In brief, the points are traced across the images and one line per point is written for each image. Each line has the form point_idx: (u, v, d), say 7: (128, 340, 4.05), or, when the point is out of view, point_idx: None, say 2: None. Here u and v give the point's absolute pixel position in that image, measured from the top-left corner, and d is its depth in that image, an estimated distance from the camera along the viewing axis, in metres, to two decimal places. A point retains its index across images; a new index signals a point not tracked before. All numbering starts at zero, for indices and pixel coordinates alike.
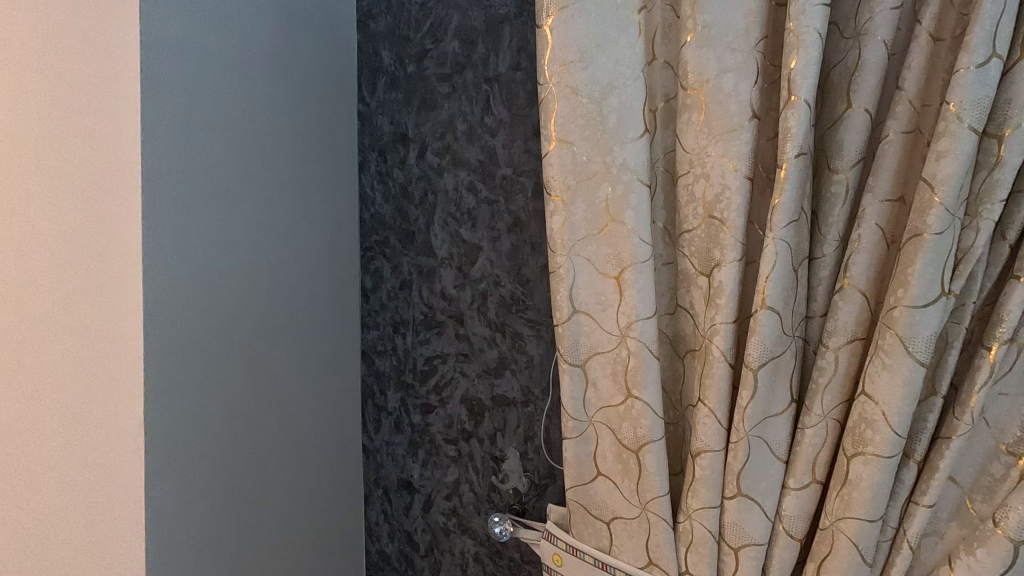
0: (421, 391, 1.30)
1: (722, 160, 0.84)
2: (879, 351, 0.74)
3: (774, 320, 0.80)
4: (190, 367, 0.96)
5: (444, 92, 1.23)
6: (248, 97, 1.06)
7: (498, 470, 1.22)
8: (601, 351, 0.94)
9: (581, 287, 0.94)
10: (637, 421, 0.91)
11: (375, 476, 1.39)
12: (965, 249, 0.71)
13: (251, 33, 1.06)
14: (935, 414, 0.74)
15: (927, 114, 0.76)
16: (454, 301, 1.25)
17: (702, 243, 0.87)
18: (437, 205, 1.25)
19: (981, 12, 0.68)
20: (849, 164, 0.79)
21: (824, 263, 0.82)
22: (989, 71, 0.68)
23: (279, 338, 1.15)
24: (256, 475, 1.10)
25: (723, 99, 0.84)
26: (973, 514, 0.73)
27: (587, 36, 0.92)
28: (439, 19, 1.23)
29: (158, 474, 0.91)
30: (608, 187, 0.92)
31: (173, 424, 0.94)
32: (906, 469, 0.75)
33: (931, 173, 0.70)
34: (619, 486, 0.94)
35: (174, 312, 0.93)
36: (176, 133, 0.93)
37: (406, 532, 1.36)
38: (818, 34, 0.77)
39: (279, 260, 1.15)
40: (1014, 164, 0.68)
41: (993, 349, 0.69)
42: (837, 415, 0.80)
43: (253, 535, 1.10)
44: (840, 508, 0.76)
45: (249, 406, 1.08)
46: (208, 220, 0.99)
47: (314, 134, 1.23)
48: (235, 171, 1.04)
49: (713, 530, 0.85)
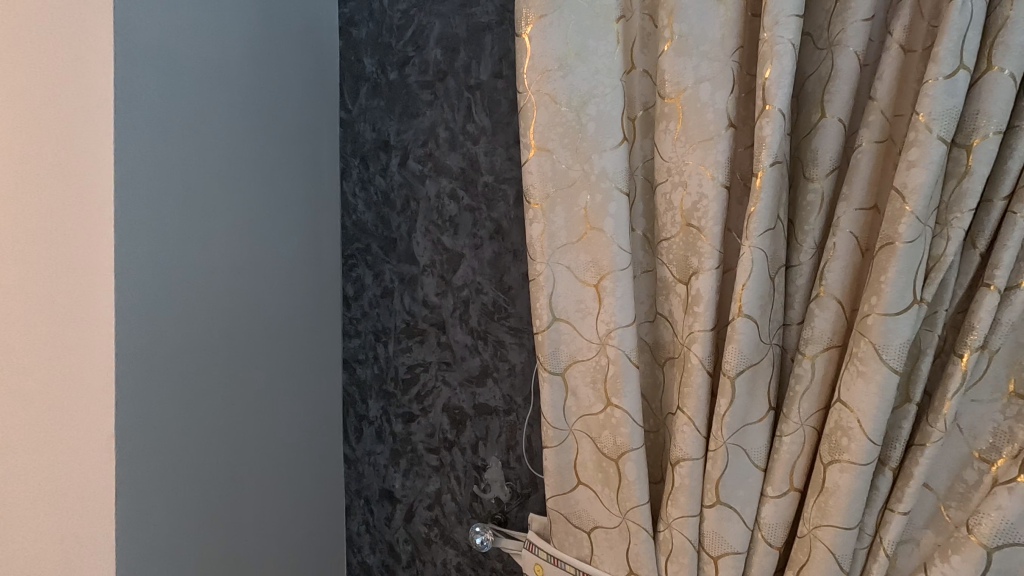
0: (403, 400, 1.29)
1: (700, 169, 0.84)
2: (854, 359, 0.74)
3: (751, 328, 0.80)
4: (164, 376, 0.94)
5: (426, 100, 1.23)
6: (227, 103, 1.05)
7: (480, 480, 1.21)
8: (581, 359, 0.94)
9: (561, 295, 0.94)
10: (617, 429, 0.90)
11: (357, 486, 1.38)
12: (936, 257, 0.72)
13: (230, 38, 1.05)
14: (909, 421, 0.74)
15: (899, 123, 0.76)
16: (436, 308, 1.24)
17: (681, 251, 0.88)
18: (419, 212, 1.25)
19: (949, 24, 0.69)
20: (823, 173, 0.80)
21: (801, 271, 0.82)
22: (956, 82, 0.69)
23: (257, 348, 1.14)
24: (234, 486, 1.08)
25: (700, 108, 0.85)
26: (949, 520, 0.73)
27: (566, 44, 0.92)
28: (421, 27, 1.23)
29: (130, 487, 0.89)
30: (587, 195, 0.92)
31: (147, 436, 0.92)
32: (882, 477, 0.76)
33: (902, 182, 0.71)
34: (599, 495, 0.93)
35: (147, 321, 0.92)
36: (152, 138, 0.92)
37: (388, 542, 1.34)
38: (792, 44, 0.78)
39: (258, 268, 1.14)
40: (983, 173, 0.69)
41: (965, 357, 0.70)
42: (814, 423, 0.80)
43: (230, 548, 1.08)
44: (817, 516, 0.76)
45: (226, 416, 1.06)
46: (184, 227, 0.98)
47: (294, 141, 1.22)
48: (213, 177, 1.03)
49: (692, 539, 0.84)
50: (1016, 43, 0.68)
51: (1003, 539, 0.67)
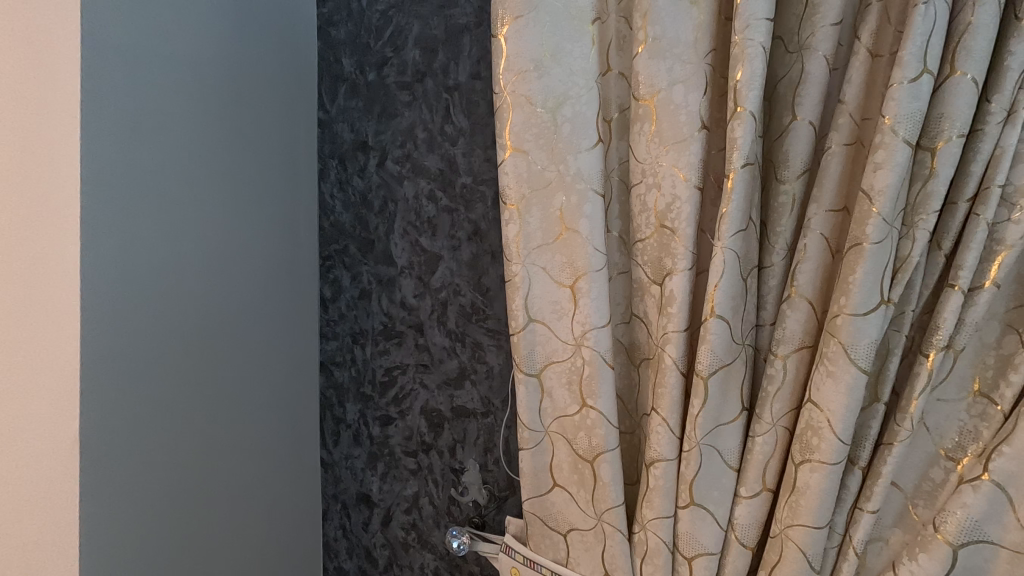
0: (381, 403, 1.28)
1: (673, 170, 0.85)
2: (824, 359, 0.75)
3: (724, 328, 0.81)
4: (132, 379, 0.92)
5: (405, 100, 1.22)
6: (200, 102, 1.04)
7: (458, 483, 1.20)
8: (556, 360, 0.93)
9: (536, 296, 0.94)
10: (592, 431, 0.90)
11: (333, 490, 1.36)
12: (903, 258, 0.73)
13: (202, 37, 1.04)
14: (878, 421, 0.75)
15: (868, 126, 0.77)
16: (414, 310, 1.23)
17: (655, 252, 0.88)
18: (397, 213, 1.24)
19: (913, 29, 0.70)
20: (794, 174, 0.81)
21: (773, 272, 0.83)
22: (920, 86, 0.70)
23: (231, 349, 1.12)
24: (204, 491, 1.06)
25: (674, 109, 0.85)
26: (916, 518, 0.74)
27: (541, 45, 0.92)
28: (400, 27, 1.23)
29: (96, 492, 0.87)
30: (562, 196, 0.92)
31: (114, 439, 0.90)
32: (851, 476, 0.76)
33: (870, 184, 0.72)
34: (575, 497, 0.93)
35: (113, 321, 0.89)
36: (120, 136, 0.90)
37: (365, 547, 1.32)
38: (762, 47, 0.78)
39: (232, 268, 1.12)
40: (946, 175, 0.70)
41: (931, 357, 0.71)
42: (785, 423, 0.80)
43: (202, 554, 1.06)
44: (788, 516, 0.77)
45: (197, 419, 1.04)
46: (150, 226, 0.95)
47: (270, 142, 1.21)
48: (185, 176, 1.01)
49: (667, 540, 0.84)
50: (977, 48, 0.69)
51: (968, 536, 0.68)
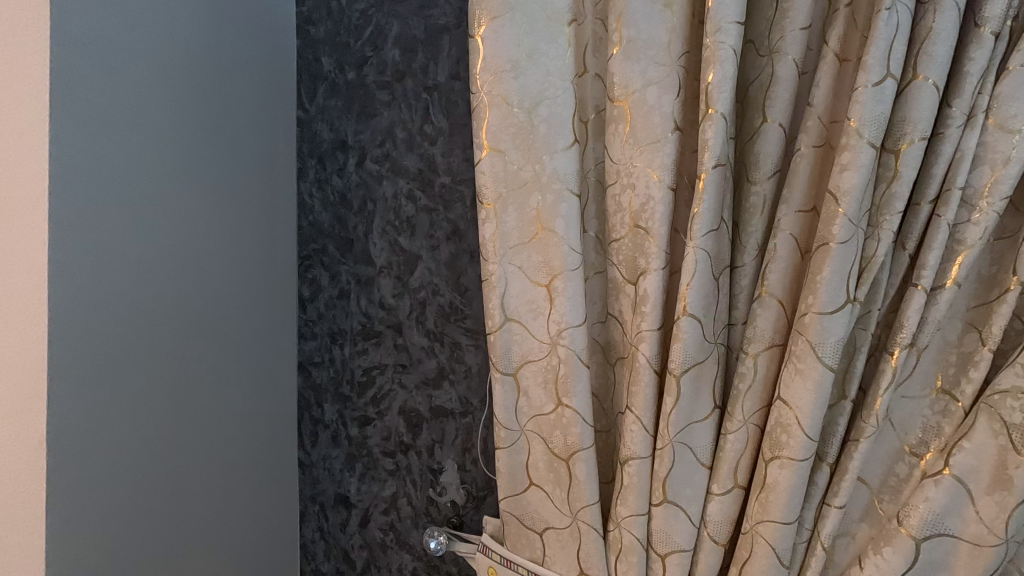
0: (360, 404, 1.27)
1: (647, 171, 0.86)
2: (793, 357, 0.76)
3: (696, 327, 0.81)
4: (102, 377, 0.91)
5: (384, 100, 1.22)
6: (175, 100, 1.03)
7: (436, 483, 1.19)
8: (532, 359, 0.94)
9: (512, 295, 0.94)
10: (567, 429, 0.91)
11: (311, 492, 1.35)
12: (868, 258, 0.74)
13: (177, 32, 1.03)
14: (845, 418, 0.76)
15: (836, 128, 0.79)
16: (393, 310, 1.23)
17: (630, 252, 0.89)
18: (376, 212, 1.24)
19: (876, 34, 0.71)
20: (765, 175, 0.82)
21: (744, 272, 0.84)
22: (884, 90, 0.72)
23: (206, 348, 1.11)
24: (177, 493, 1.05)
25: (648, 111, 0.86)
26: (882, 513, 0.75)
27: (517, 46, 0.93)
28: (380, 27, 1.22)
29: (63, 493, 0.85)
30: (538, 195, 0.92)
31: (84, 438, 0.88)
32: (820, 472, 0.77)
33: (836, 185, 0.73)
34: (551, 495, 0.93)
35: (84, 318, 0.88)
36: (92, 131, 0.89)
37: (343, 549, 1.31)
38: (733, 50, 0.80)
39: (207, 267, 1.11)
40: (909, 177, 0.72)
41: (896, 354, 0.72)
42: (756, 421, 0.81)
43: (174, 557, 1.04)
44: (759, 512, 0.78)
45: (170, 418, 1.03)
46: (122, 223, 0.94)
47: (247, 140, 1.20)
48: (159, 173, 1.00)
49: (641, 538, 0.85)
50: (939, 53, 0.71)
51: (930, 530, 0.69)
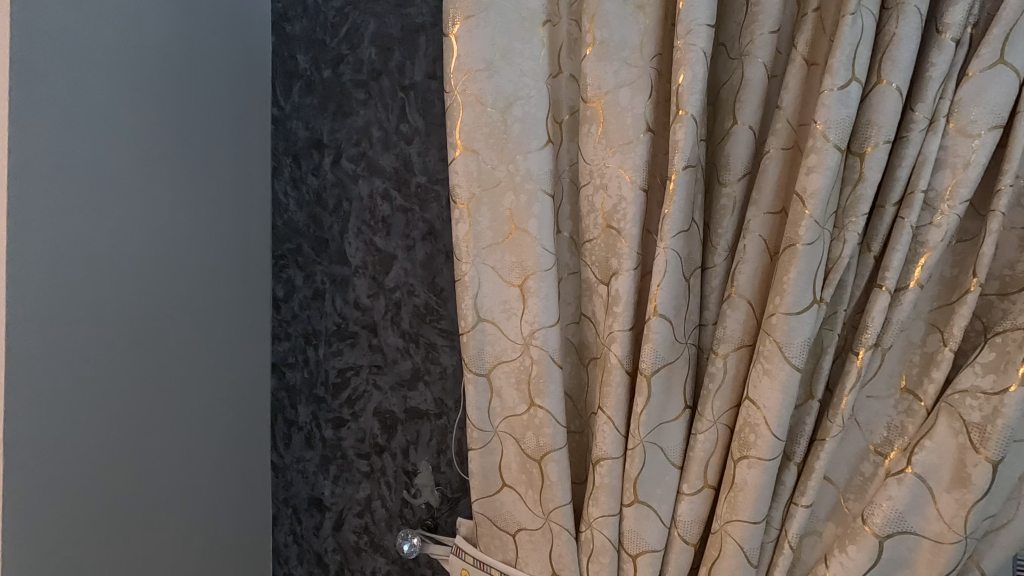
0: (334, 405, 1.26)
1: (619, 172, 0.86)
2: (761, 357, 0.76)
3: (666, 328, 0.82)
4: (63, 378, 0.88)
5: (360, 99, 1.21)
6: (142, 95, 1.01)
7: (411, 485, 1.19)
8: (505, 360, 0.93)
9: (486, 295, 0.94)
10: (540, 430, 0.90)
11: (284, 495, 1.33)
12: (834, 259, 0.75)
13: (145, 26, 1.01)
14: (812, 417, 0.77)
15: (804, 131, 0.80)
16: (368, 310, 1.22)
17: (602, 253, 0.89)
18: (352, 212, 1.22)
19: (842, 39, 0.72)
20: (735, 177, 0.83)
21: (715, 272, 0.85)
22: (849, 94, 0.73)
23: (175, 348, 1.09)
24: (143, 496, 1.02)
25: (620, 112, 0.86)
26: (847, 511, 0.76)
27: (491, 46, 0.93)
28: (356, 25, 1.21)
29: (20, 497, 0.83)
30: (512, 195, 0.92)
31: (43, 440, 0.86)
32: (787, 471, 0.78)
33: (803, 186, 0.74)
34: (523, 496, 0.93)
35: (43, 317, 0.86)
36: (53, 125, 0.86)
37: (316, 553, 1.30)
38: (703, 52, 0.80)
39: (177, 265, 1.09)
40: (873, 180, 0.73)
41: (861, 355, 0.73)
42: (726, 421, 0.82)
43: (140, 561, 1.02)
44: (727, 512, 0.78)
45: (135, 420, 1.01)
46: (86, 220, 0.92)
47: (219, 137, 1.18)
48: (124, 169, 0.98)
49: (612, 538, 0.85)
50: (902, 58, 0.72)
51: (893, 528, 0.70)
